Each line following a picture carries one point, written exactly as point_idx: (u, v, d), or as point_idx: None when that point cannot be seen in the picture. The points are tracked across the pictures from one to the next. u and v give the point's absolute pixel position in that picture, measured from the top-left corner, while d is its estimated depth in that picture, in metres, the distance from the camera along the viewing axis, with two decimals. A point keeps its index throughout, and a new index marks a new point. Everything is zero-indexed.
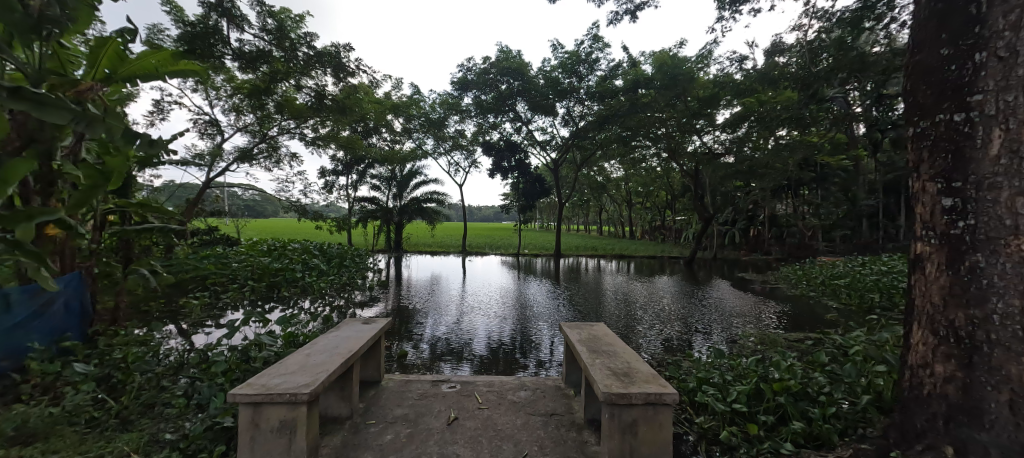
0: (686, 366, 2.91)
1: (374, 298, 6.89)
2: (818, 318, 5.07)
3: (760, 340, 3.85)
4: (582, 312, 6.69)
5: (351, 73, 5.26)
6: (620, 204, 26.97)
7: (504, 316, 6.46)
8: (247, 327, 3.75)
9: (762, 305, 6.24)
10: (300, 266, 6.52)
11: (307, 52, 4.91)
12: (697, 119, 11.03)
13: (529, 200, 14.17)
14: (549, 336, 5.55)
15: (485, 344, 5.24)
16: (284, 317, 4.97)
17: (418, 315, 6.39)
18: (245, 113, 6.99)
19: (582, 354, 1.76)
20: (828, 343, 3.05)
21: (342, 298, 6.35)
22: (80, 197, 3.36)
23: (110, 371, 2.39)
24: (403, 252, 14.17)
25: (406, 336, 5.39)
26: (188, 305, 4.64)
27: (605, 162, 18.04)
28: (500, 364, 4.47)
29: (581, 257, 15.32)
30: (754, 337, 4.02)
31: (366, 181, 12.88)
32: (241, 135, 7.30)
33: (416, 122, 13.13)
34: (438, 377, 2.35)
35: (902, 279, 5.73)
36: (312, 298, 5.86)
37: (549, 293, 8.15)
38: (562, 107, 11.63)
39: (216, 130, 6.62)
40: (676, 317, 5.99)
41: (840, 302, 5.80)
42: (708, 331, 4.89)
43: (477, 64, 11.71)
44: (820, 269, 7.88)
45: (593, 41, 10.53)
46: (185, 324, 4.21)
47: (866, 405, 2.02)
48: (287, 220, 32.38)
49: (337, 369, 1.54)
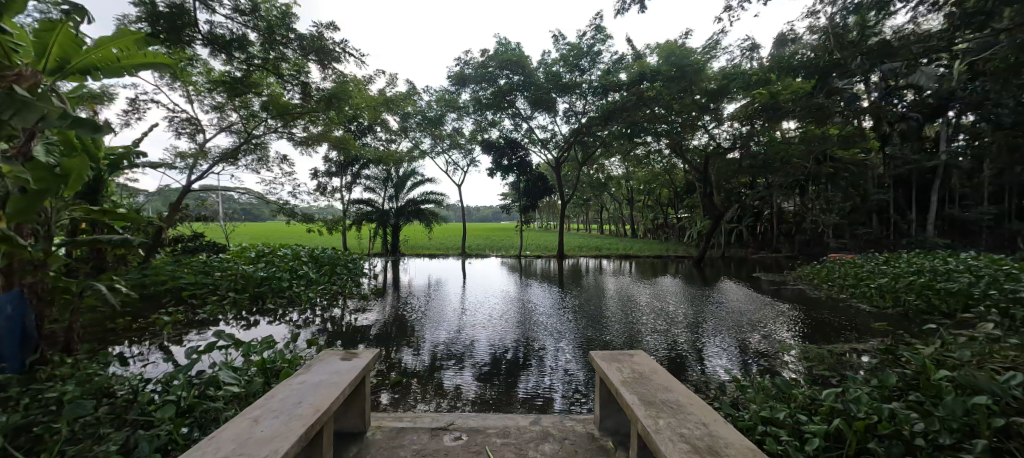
0: (730, 393, 2.47)
1: (368, 306, 6.46)
2: (846, 327, 4.68)
3: (800, 354, 3.42)
4: (590, 317, 6.28)
5: (338, 58, 4.79)
6: (621, 202, 26.57)
7: (503, 323, 6.07)
8: (213, 353, 3.31)
9: (785, 310, 5.82)
10: (288, 274, 6.06)
11: (290, 37, 4.49)
12: (704, 114, 10.65)
13: (530, 199, 13.75)
14: (554, 345, 5.14)
15: (486, 352, 4.85)
16: (263, 336, 4.53)
17: (414, 321, 6.00)
18: (229, 112, 6.55)
19: (635, 405, 1.33)
20: (900, 363, 2.61)
21: (335, 309, 5.92)
22: (26, 203, 2.87)
23: (35, 418, 1.96)
24: (402, 255, 13.73)
25: (402, 344, 4.99)
26: (162, 322, 4.20)
27: (607, 159, 17.62)
28: (503, 377, 4.08)
29: (583, 258, 14.91)
30: (788, 351, 3.60)
31: (361, 182, 12.42)
32: (226, 135, 6.86)
33: (413, 120, 12.70)
34: (438, 422, 1.92)
35: (939, 279, 5.31)
36: (300, 312, 5.44)
37: (550, 298, 7.75)
38: (564, 102, 11.24)
39: (195, 129, 6.16)
40: (692, 323, 5.58)
41: (873, 307, 5.43)
42: (723, 342, 4.51)
43: (475, 57, 11.23)
44: (840, 268, 7.47)
45: (597, 32, 10.08)
46: (153, 346, 3.77)
47: (983, 455, 1.61)
48: (276, 224, 31.44)
49: (292, 447, 1.12)
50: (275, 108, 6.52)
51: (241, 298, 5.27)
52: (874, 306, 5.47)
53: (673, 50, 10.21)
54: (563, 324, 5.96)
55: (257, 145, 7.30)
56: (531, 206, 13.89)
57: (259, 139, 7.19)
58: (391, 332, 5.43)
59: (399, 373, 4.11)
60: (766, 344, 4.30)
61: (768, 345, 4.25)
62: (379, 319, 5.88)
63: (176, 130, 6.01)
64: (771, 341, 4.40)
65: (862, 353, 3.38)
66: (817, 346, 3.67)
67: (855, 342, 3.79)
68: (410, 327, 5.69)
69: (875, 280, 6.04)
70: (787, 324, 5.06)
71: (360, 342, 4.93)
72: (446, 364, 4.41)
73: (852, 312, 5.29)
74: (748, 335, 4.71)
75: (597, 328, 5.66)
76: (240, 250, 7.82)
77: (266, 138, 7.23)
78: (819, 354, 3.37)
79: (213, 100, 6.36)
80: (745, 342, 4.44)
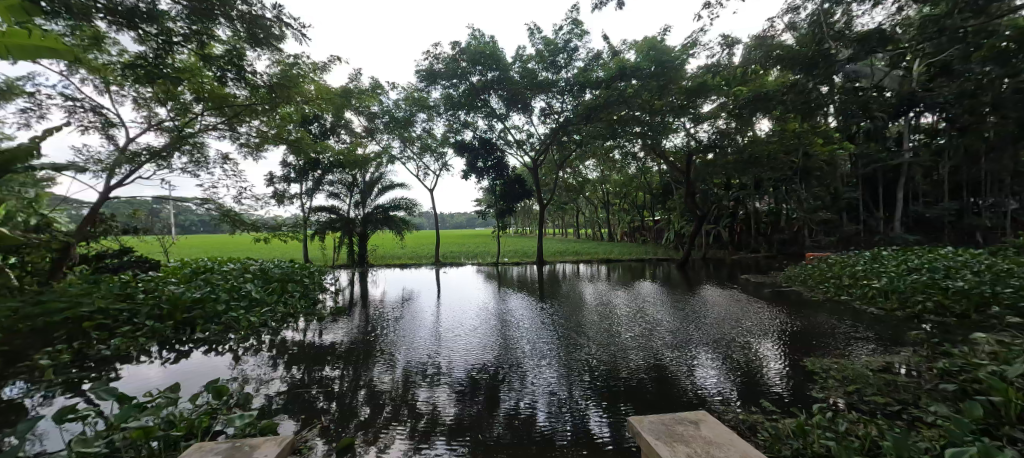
0: (786, 439, 1.95)
1: (328, 325, 5.67)
2: (851, 332, 4.35)
3: (836, 373, 2.93)
4: (574, 326, 5.88)
5: (272, 28, 4.09)
6: (597, 207, 26.36)
7: (478, 336, 5.50)
8: (69, 426, 2.43)
9: (776, 316, 5.54)
10: (227, 294, 5.18)
11: (216, 7, 3.72)
12: (684, 112, 10.36)
13: (507, 203, 13.14)
14: (535, 354, 4.72)
15: (463, 365, 4.37)
16: (134, 389, 3.35)
17: (381, 339, 5.29)
18: (155, 106, 5.61)
19: None
20: (976, 390, 2.16)
21: (285, 333, 5.09)
22: None
23: None
24: (370, 266, 12.79)
25: (369, 366, 4.33)
26: (43, 366, 3.29)
27: (583, 161, 17.28)
28: (480, 394, 3.62)
29: (564, 263, 14.39)
30: (817, 370, 3.12)
31: (323, 189, 11.41)
32: (153, 134, 5.89)
33: (380, 121, 11.88)
34: None
35: (941, 277, 5.08)
36: (238, 342, 4.57)
37: (529, 307, 7.21)
38: (539, 101, 10.76)
39: (110, 127, 5.18)
40: (681, 331, 5.25)
41: (880, 309, 5.13)
42: (718, 355, 4.12)
43: (444, 52, 10.54)
44: (831, 269, 7.24)
45: (574, 26, 9.65)
46: (25, 401, 2.90)
47: None
48: (223, 236, 28.68)
49: None
50: (210, 100, 5.67)
51: (162, 327, 4.36)
52: (880, 309, 5.16)
53: (655, 44, 9.84)
54: (544, 335, 5.45)
55: (192, 144, 6.34)
56: (508, 210, 13.28)
57: (196, 138, 6.26)
58: (355, 353, 4.70)
59: (358, 403, 3.45)
60: (763, 358, 3.94)
61: (765, 359, 3.90)
62: (340, 339, 5.11)
63: (86, 129, 5.03)
64: (767, 353, 4.06)
65: (906, 370, 2.91)
66: (843, 362, 3.24)
67: (873, 355, 3.39)
68: (376, 346, 4.98)
69: (876, 280, 5.74)
70: (780, 332, 4.73)
71: (316, 368, 4.18)
72: (414, 388, 3.79)
73: (856, 316, 4.97)
74: (742, 347, 4.35)
75: (581, 338, 5.23)
76: (178, 267, 6.81)
77: (205, 136, 6.31)
78: (856, 372, 2.89)
79: (135, 92, 5.41)
80: (740, 355, 4.08)
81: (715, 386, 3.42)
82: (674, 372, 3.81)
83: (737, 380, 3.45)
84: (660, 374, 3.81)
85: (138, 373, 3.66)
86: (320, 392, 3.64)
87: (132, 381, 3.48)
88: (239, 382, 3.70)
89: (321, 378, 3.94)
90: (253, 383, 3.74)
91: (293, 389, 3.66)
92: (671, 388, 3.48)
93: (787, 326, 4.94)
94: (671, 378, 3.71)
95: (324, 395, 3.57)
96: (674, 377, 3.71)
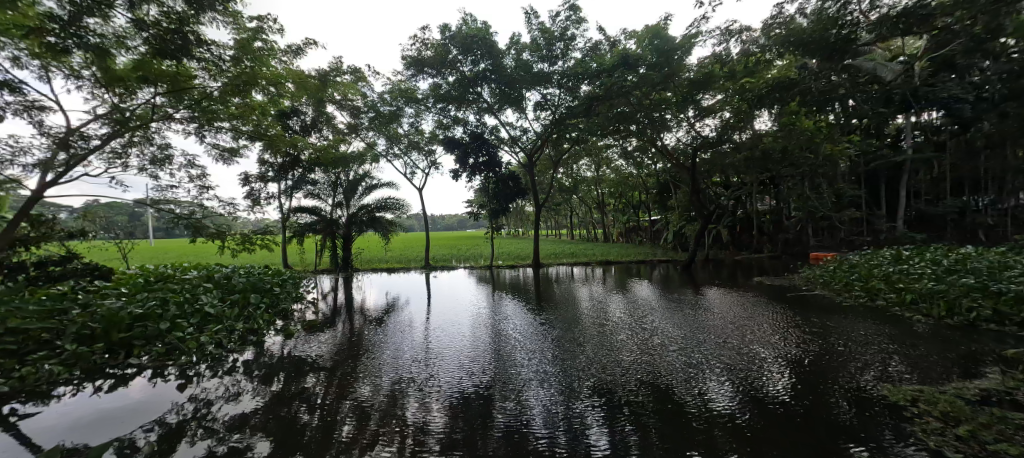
0: None
1: (304, 339, 5.01)
2: (882, 344, 3.92)
3: (932, 408, 2.54)
4: (567, 333, 5.37)
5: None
6: (592, 207, 25.80)
7: (460, 343, 4.98)
8: None
9: (792, 321, 5.06)
10: (176, 309, 4.50)
11: None
12: (684, 106, 9.89)
13: (502, 203, 12.53)
14: (526, 362, 4.18)
15: (446, 375, 3.81)
16: (21, 437, 2.63)
17: (364, 348, 4.73)
18: (90, 85, 4.81)
19: None
20: None
21: (248, 353, 4.41)
22: None
23: None
24: (355, 270, 12.05)
25: (346, 378, 3.72)
26: None
27: (577, 159, 16.69)
28: (467, 406, 3.06)
29: (561, 266, 13.80)
30: (880, 407, 2.65)
31: (303, 188, 10.66)
32: (95, 122, 5.02)
33: (366, 116, 11.18)
34: None
35: (988, 278, 4.69)
36: (183, 367, 3.86)
37: (520, 314, 6.72)
38: (533, 94, 10.21)
39: (27, 100, 4.32)
40: (685, 339, 4.69)
41: (926, 314, 4.69)
42: (729, 368, 3.60)
43: (433, 37, 9.98)
44: (853, 271, 6.78)
45: (573, 13, 9.11)
46: None
47: None
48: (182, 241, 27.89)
49: None
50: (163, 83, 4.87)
51: (89, 351, 3.64)
52: (924, 316, 4.70)
53: (658, 32, 9.29)
54: (527, 342, 4.97)
55: (146, 137, 5.59)
56: (501, 209, 12.65)
57: (153, 128, 5.53)
58: (334, 365, 4.08)
59: (339, 414, 2.93)
60: (769, 368, 3.51)
61: (771, 370, 3.48)
62: (322, 351, 4.55)
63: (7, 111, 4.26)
64: (772, 363, 3.64)
65: (1012, 401, 2.57)
66: (919, 387, 2.86)
67: (950, 378, 3.01)
68: (362, 355, 4.44)
69: (911, 283, 5.33)
70: (785, 340, 4.32)
71: (295, 381, 3.62)
72: (395, 397, 3.27)
73: (895, 323, 4.55)
74: (755, 357, 3.85)
75: (576, 346, 4.68)
76: (133, 275, 6.05)
77: (163, 127, 5.58)
78: (958, 406, 2.52)
79: (66, 70, 4.63)
80: (747, 366, 3.62)
81: (724, 399, 2.97)
82: (676, 382, 3.34)
83: (747, 395, 3.01)
84: (658, 384, 3.34)
85: (67, 406, 3.08)
86: (300, 410, 3.02)
87: (54, 418, 2.89)
88: (194, 408, 3.06)
89: (301, 392, 3.37)
90: (218, 406, 3.11)
91: (267, 406, 3.07)
92: (678, 399, 3.00)
93: (793, 333, 4.54)
94: (672, 388, 3.23)
95: (308, 408, 3.04)
96: (675, 386, 3.25)
